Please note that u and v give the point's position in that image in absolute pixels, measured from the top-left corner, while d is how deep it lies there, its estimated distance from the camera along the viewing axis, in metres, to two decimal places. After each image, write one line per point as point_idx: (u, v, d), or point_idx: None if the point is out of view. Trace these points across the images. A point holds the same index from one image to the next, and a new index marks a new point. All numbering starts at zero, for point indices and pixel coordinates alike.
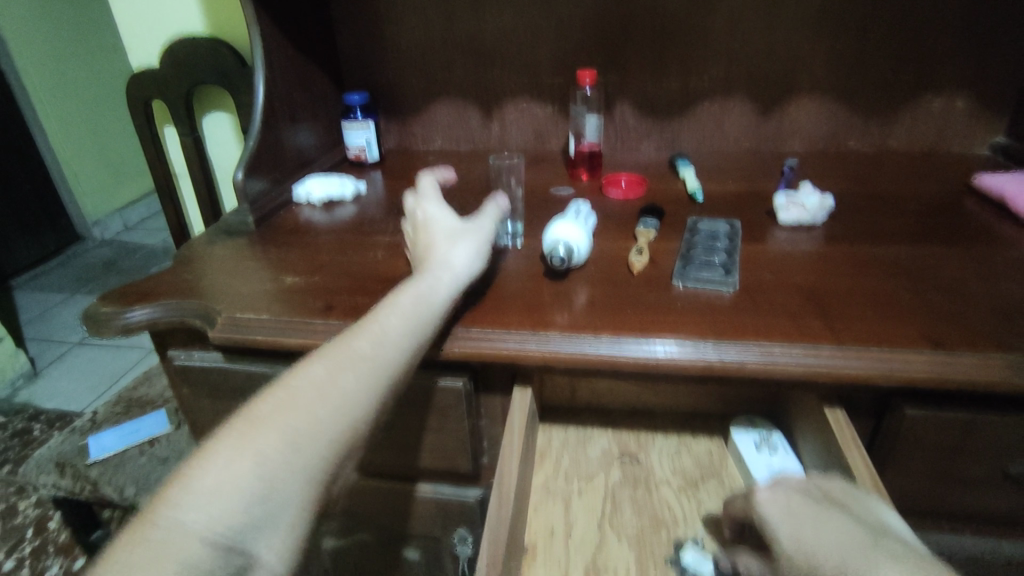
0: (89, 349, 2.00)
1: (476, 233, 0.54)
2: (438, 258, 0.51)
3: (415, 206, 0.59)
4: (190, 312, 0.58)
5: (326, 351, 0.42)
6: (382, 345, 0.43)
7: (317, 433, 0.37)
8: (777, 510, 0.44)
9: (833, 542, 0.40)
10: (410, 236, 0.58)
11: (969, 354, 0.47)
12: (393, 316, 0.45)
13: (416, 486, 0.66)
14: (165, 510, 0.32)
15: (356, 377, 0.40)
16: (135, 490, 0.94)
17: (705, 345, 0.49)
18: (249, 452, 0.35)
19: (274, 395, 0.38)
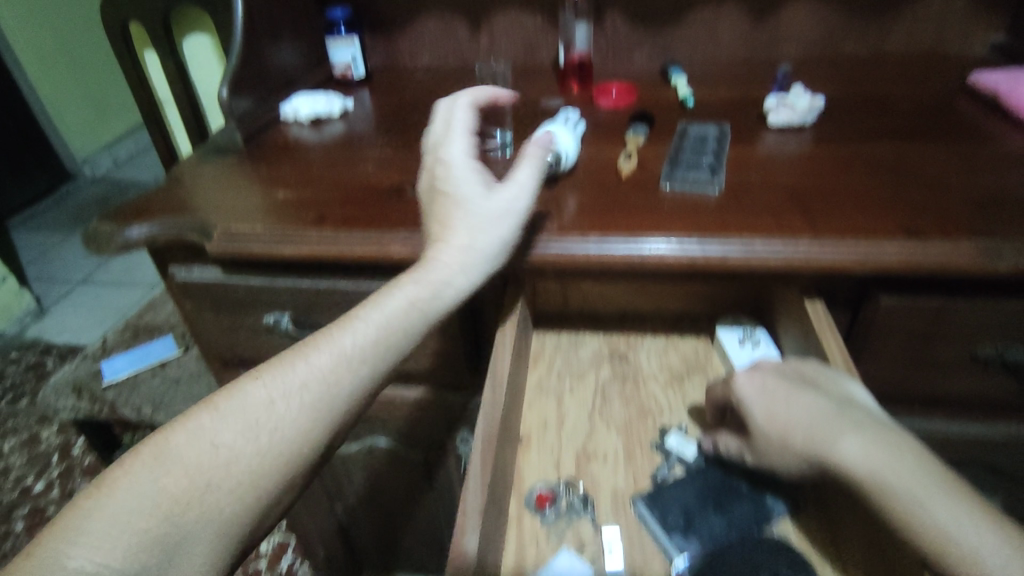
0: (92, 286, 2.02)
1: (502, 218, 0.48)
2: (455, 248, 0.47)
3: (445, 151, 0.51)
4: (187, 227, 0.59)
5: (272, 368, 0.42)
6: (347, 366, 0.42)
7: (231, 471, 0.37)
8: (754, 394, 0.47)
9: (804, 414, 0.43)
10: (424, 185, 0.51)
11: (942, 241, 0.48)
12: (373, 326, 0.43)
13: (416, 391, 0.70)
14: (57, 543, 0.33)
15: (294, 404, 0.40)
16: (152, 409, 0.98)
17: (689, 241, 0.51)
18: (156, 486, 0.36)
19: (194, 423, 0.39)
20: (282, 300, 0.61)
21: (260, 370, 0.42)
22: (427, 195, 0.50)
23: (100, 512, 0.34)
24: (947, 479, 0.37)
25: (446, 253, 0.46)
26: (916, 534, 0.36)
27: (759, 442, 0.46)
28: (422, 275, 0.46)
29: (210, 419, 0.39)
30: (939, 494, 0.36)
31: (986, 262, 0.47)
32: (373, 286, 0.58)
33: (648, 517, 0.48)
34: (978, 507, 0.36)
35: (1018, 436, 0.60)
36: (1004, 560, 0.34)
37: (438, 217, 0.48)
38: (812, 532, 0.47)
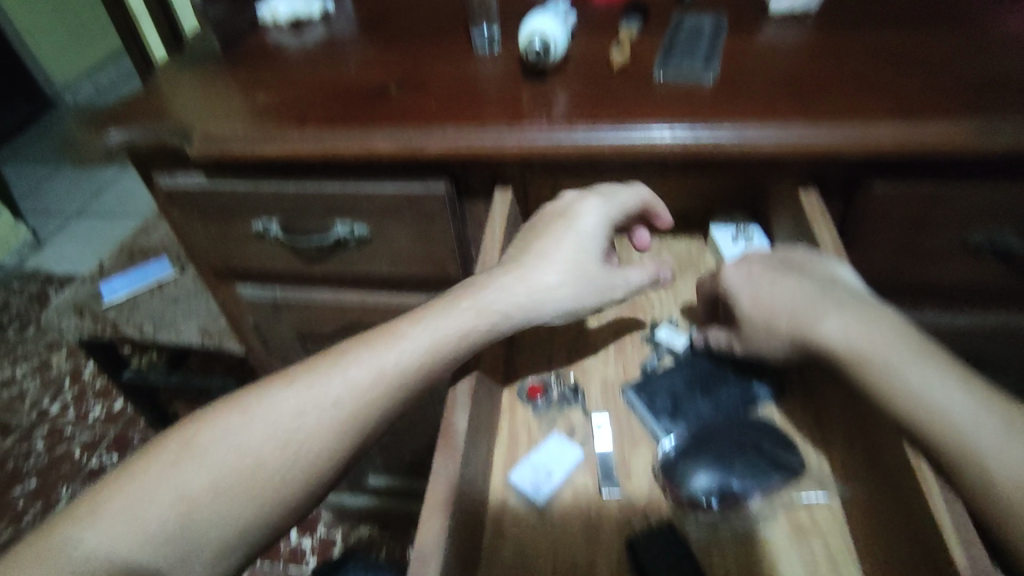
0: (87, 217, 2.00)
1: (585, 271, 0.49)
2: (533, 290, 0.47)
3: (592, 202, 0.51)
4: (166, 131, 0.57)
5: (312, 377, 0.45)
6: (381, 386, 0.44)
7: (250, 479, 0.42)
8: (741, 281, 0.47)
9: (787, 297, 0.44)
10: (549, 210, 0.52)
11: (941, 121, 0.47)
12: (420, 348, 0.45)
13: (412, 297, 0.70)
14: (89, 518, 0.39)
15: (319, 422, 0.44)
16: (154, 327, 1.00)
17: (680, 127, 0.50)
18: (175, 483, 0.41)
19: (223, 424, 0.44)
20: (270, 205, 0.60)
21: (296, 377, 0.45)
22: (545, 230, 0.50)
23: (125, 498, 0.40)
24: (924, 349, 0.38)
25: (523, 291, 0.47)
26: (895, 401, 0.37)
27: (746, 330, 0.47)
28: (487, 307, 0.46)
29: (240, 422, 0.44)
30: (915, 362, 0.37)
31: (983, 140, 0.46)
32: (362, 187, 0.57)
33: (636, 403, 0.50)
34: (954, 372, 0.37)
35: (1008, 324, 0.60)
36: (977, 416, 0.35)
37: (540, 252, 0.49)
38: (799, 416, 0.48)
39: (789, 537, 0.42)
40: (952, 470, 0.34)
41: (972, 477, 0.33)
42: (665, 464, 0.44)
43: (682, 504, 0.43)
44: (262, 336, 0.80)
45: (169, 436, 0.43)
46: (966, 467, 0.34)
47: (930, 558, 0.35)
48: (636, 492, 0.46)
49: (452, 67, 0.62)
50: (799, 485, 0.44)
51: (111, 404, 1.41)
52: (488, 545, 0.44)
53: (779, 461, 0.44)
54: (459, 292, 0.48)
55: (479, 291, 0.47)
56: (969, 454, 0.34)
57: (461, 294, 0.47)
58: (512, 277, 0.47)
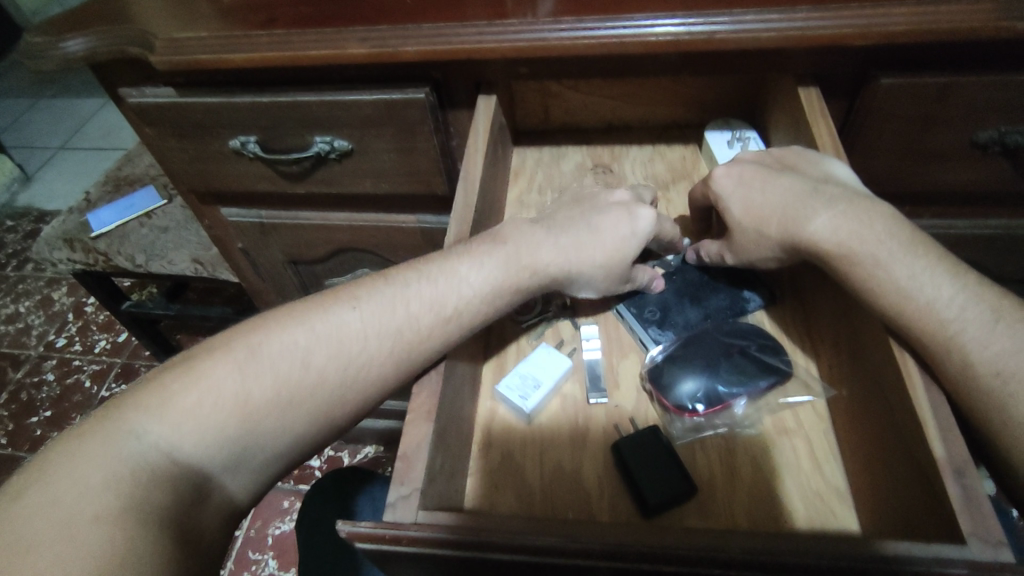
0: (74, 149, 1.96)
1: (618, 257, 0.46)
2: (582, 262, 0.46)
3: (649, 208, 0.48)
4: (126, 39, 0.54)
5: (376, 296, 0.41)
6: (444, 328, 0.41)
7: (310, 394, 0.38)
8: (731, 186, 0.45)
9: (778, 198, 0.42)
10: (611, 199, 0.50)
11: (957, 2, 0.43)
12: (484, 286, 0.42)
13: (400, 216, 0.69)
14: (140, 415, 0.34)
15: (384, 344, 0.39)
16: (146, 258, 0.99)
17: (673, 18, 0.46)
18: (236, 385, 0.36)
19: (286, 334, 0.39)
20: (244, 120, 0.57)
21: (364, 299, 0.41)
22: (597, 210, 0.48)
23: (184, 395, 0.35)
24: (916, 245, 0.37)
25: (574, 256, 0.45)
26: (884, 298, 0.36)
27: (735, 236, 0.45)
28: (541, 266, 0.45)
29: (304, 334, 0.39)
30: (906, 259, 0.36)
31: (1004, 20, 0.42)
32: (338, 98, 0.54)
33: (625, 312, 0.49)
34: (948, 270, 0.36)
35: (1010, 228, 0.59)
36: (964, 311, 0.34)
37: (594, 226, 0.47)
38: (786, 321, 0.48)
39: (771, 435, 0.43)
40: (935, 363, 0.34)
41: (953, 370, 0.33)
42: (651, 370, 0.44)
43: (668, 410, 0.43)
44: (252, 260, 0.79)
45: (231, 336, 0.39)
46: (949, 360, 0.33)
47: (908, 446, 0.35)
48: (623, 399, 0.46)
49: None
50: (785, 388, 0.44)
51: (116, 336, 1.43)
52: (477, 451, 0.45)
53: (767, 364, 0.43)
54: (519, 241, 0.45)
55: (537, 249, 0.45)
56: (952, 347, 0.34)
57: (522, 244, 0.45)
58: (566, 240, 0.46)
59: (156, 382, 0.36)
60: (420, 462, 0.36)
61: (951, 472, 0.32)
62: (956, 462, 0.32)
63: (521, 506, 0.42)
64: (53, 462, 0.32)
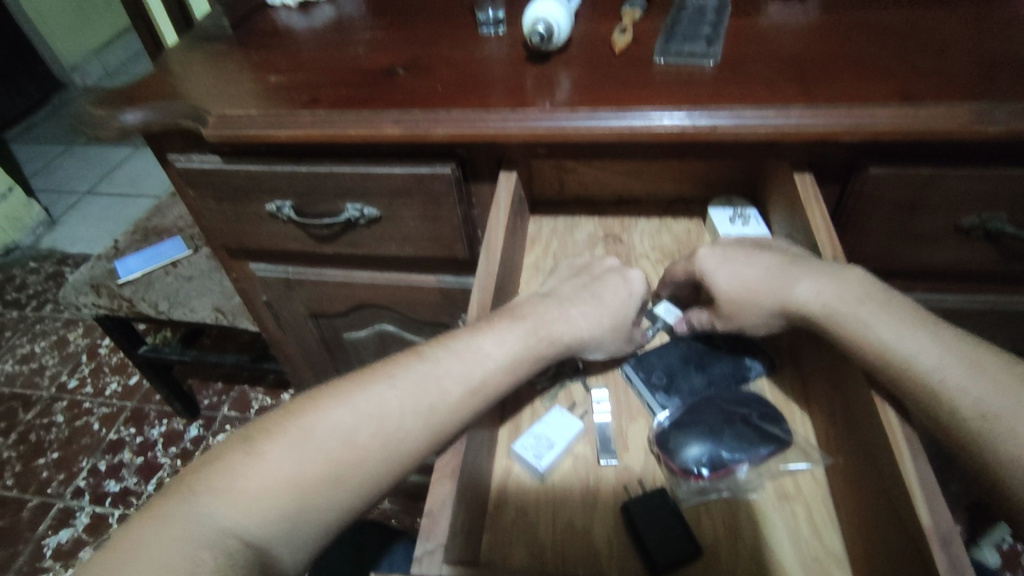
0: (99, 194, 2.04)
1: (620, 319, 0.51)
2: (592, 328, 0.50)
3: (639, 271, 0.54)
4: (181, 112, 0.59)
5: (410, 370, 0.44)
6: (472, 402, 0.44)
7: (357, 469, 0.40)
8: (715, 259, 0.50)
9: (762, 270, 0.47)
10: (602, 267, 0.55)
11: (936, 105, 0.48)
12: (507, 357, 0.46)
13: (421, 276, 0.72)
14: (209, 500, 0.37)
15: (421, 419, 0.42)
16: (169, 305, 1.03)
17: (679, 112, 0.51)
18: (293, 466, 0.39)
19: (331, 413, 0.41)
20: (283, 186, 0.62)
21: (398, 377, 0.43)
22: (598, 278, 0.53)
23: (246, 478, 0.38)
24: (889, 304, 0.42)
25: (583, 324, 0.50)
26: (873, 353, 0.40)
27: (724, 306, 0.49)
28: (557, 336, 0.48)
29: (348, 413, 0.41)
30: (884, 317, 0.41)
31: (978, 124, 0.47)
32: (372, 170, 0.59)
33: (634, 377, 0.52)
34: (921, 325, 0.40)
35: (998, 303, 0.62)
36: (941, 359, 0.38)
37: (596, 293, 0.52)
38: (786, 390, 0.51)
39: (774, 501, 0.45)
40: (924, 409, 0.38)
41: (943, 412, 0.37)
42: (659, 433, 0.47)
43: (675, 473, 0.46)
44: (275, 313, 0.83)
45: (283, 416, 0.41)
46: (937, 404, 0.37)
47: (897, 513, 0.37)
48: (632, 461, 0.48)
49: (459, 49, 0.64)
50: (786, 455, 0.47)
51: (128, 379, 1.46)
52: (493, 509, 0.47)
53: (768, 433, 0.46)
54: (535, 316, 0.49)
55: (552, 320, 0.49)
56: (937, 392, 0.37)
57: (540, 318, 0.49)
58: (576, 310, 0.50)
59: (219, 464, 0.39)
60: (444, 518, 0.39)
61: (938, 540, 0.34)
62: (942, 531, 0.34)
63: (534, 563, 0.44)
64: (136, 550, 0.34)
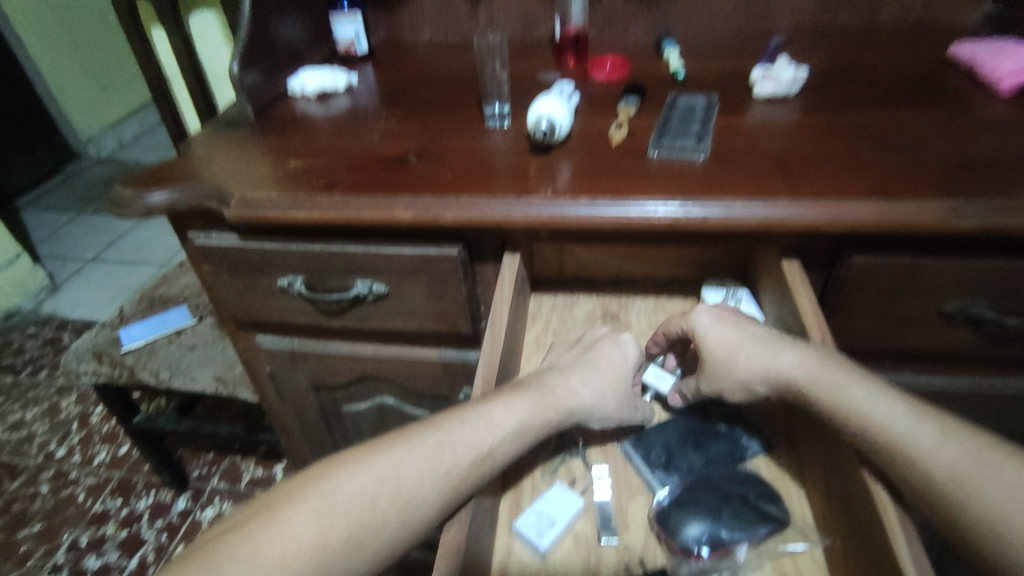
0: (104, 261, 2.08)
1: (621, 385, 0.53)
2: (595, 395, 0.52)
3: (630, 335, 0.57)
4: (204, 194, 0.63)
5: (428, 437, 0.46)
6: (482, 470, 0.45)
7: (374, 535, 0.41)
8: (704, 317, 0.53)
9: (749, 336, 0.51)
10: (591, 335, 0.58)
11: (909, 201, 0.52)
12: (515, 425, 0.47)
13: (424, 350, 0.74)
14: (233, 563, 0.38)
15: (437, 486, 0.44)
16: (170, 374, 1.04)
17: (673, 203, 0.55)
18: (316, 531, 0.40)
19: (354, 479, 0.43)
20: (296, 263, 0.65)
21: (413, 444, 0.45)
22: (595, 346, 0.56)
23: (269, 544, 0.39)
24: (866, 376, 0.45)
25: (583, 391, 0.51)
26: (853, 419, 0.43)
27: (710, 367, 0.52)
28: (560, 404, 0.50)
29: (370, 478, 0.43)
30: (861, 383, 0.44)
31: (949, 219, 0.51)
32: (382, 250, 0.62)
33: (633, 455, 0.53)
34: (896, 397, 0.44)
35: (983, 385, 0.64)
36: (916, 429, 0.41)
37: (594, 361, 0.54)
38: (782, 468, 0.52)
39: None
40: (903, 476, 0.40)
41: (922, 478, 0.40)
42: (659, 512, 0.47)
43: (675, 552, 0.46)
44: (277, 384, 0.84)
45: (307, 482, 0.43)
46: (915, 469, 0.40)
47: None
48: (632, 540, 0.49)
49: (467, 139, 0.69)
50: (784, 535, 0.47)
51: (117, 448, 1.44)
52: None
53: (765, 513, 0.47)
54: (538, 387, 0.50)
55: (554, 390, 0.51)
56: (915, 458, 0.40)
57: (543, 388, 0.50)
58: (575, 379, 0.52)
59: (244, 529, 0.40)
60: None
61: None
62: None
63: None
64: None
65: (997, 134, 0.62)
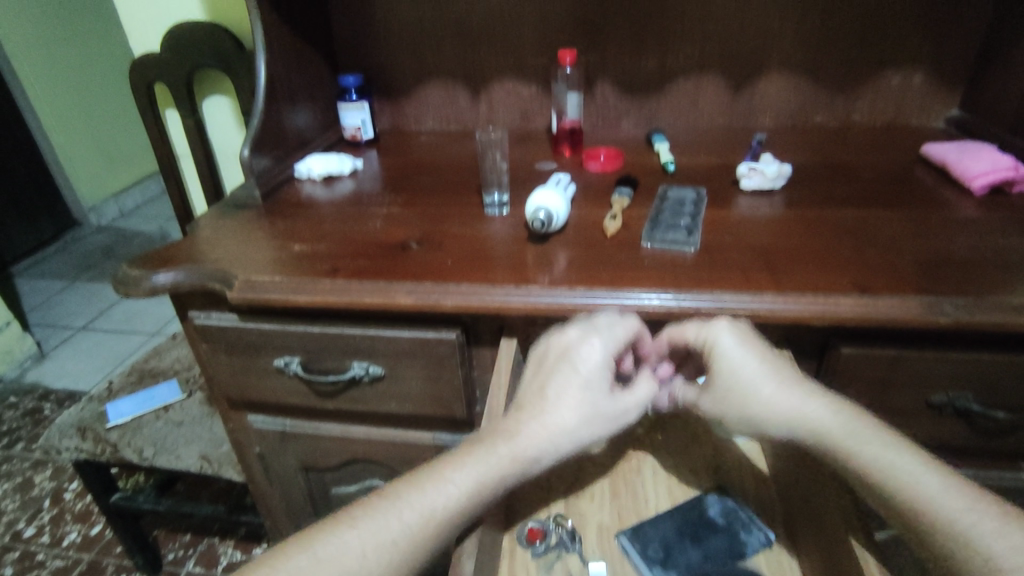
0: (95, 330, 2.06)
1: (591, 415, 0.50)
2: (558, 435, 0.49)
3: (592, 343, 0.52)
4: (209, 275, 0.65)
5: (372, 509, 0.46)
6: (433, 532, 0.45)
7: None
8: (724, 338, 0.51)
9: (774, 370, 0.50)
10: (551, 349, 0.54)
11: (890, 296, 0.54)
12: (467, 482, 0.47)
13: (418, 433, 0.74)
14: None
15: (383, 555, 0.44)
16: (155, 451, 1.01)
17: (666, 294, 0.57)
18: None
19: (294, 562, 0.43)
20: (293, 344, 0.66)
21: (360, 518, 0.45)
22: (551, 373, 0.52)
23: None
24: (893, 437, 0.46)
25: (545, 431, 0.49)
26: (871, 470, 0.45)
27: (720, 390, 0.51)
28: (520, 451, 0.48)
29: (309, 560, 0.43)
30: (892, 445, 0.45)
31: (930, 315, 0.53)
32: (380, 332, 0.63)
33: (631, 549, 0.52)
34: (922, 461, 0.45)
35: (977, 477, 0.64)
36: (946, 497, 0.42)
37: (551, 395, 0.50)
38: (784, 565, 0.51)
39: None
40: (917, 533, 0.42)
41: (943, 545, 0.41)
42: None
43: None
44: (265, 465, 0.82)
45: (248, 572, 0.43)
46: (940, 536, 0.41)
47: None
48: None
49: (467, 226, 0.71)
50: None
51: (90, 528, 1.37)
52: None
53: None
54: (495, 436, 0.49)
55: (513, 436, 0.48)
56: (938, 523, 0.42)
57: (499, 439, 0.48)
58: (535, 422, 0.49)
59: None
60: None
61: None
62: None
63: None
64: None
65: (972, 233, 0.65)
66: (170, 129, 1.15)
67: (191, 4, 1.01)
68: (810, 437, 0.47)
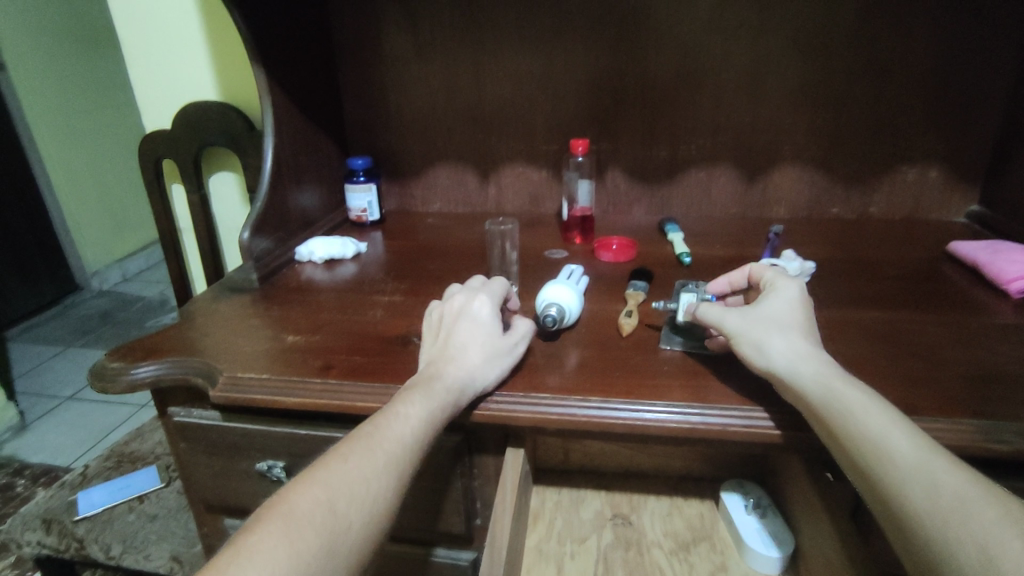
0: (81, 400, 1.99)
1: (495, 353, 0.54)
2: (470, 370, 0.52)
3: (480, 301, 0.57)
4: (194, 369, 0.60)
5: (358, 441, 0.45)
6: (413, 453, 0.46)
7: (343, 538, 0.41)
8: (793, 286, 0.54)
9: (810, 322, 0.51)
10: (437, 314, 0.58)
11: (938, 419, 0.49)
12: (419, 413, 0.48)
13: (409, 549, 0.67)
14: None
15: (383, 477, 0.44)
16: (122, 549, 0.93)
17: (689, 408, 0.52)
18: (287, 550, 0.38)
19: (311, 494, 0.41)
20: (278, 448, 0.60)
21: (350, 450, 0.44)
22: (450, 330, 0.56)
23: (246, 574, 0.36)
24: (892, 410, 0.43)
25: (463, 366, 0.52)
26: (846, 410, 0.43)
27: (757, 314, 0.52)
28: (449, 380, 0.51)
29: (321, 489, 0.42)
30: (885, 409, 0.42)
31: (985, 441, 0.48)
32: None
33: None
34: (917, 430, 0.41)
35: None
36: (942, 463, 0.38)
37: (456, 342, 0.54)
38: None
39: None
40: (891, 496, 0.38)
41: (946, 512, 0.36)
42: None
43: None
44: None
45: (261, 514, 0.40)
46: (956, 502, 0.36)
47: None
48: None
49: None
50: None
51: None
52: None
53: None
54: (425, 377, 0.51)
55: (438, 373, 0.51)
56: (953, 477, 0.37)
57: (434, 377, 0.51)
58: (452, 362, 0.52)
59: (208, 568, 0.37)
60: None
61: None
62: None
63: None
64: None
65: (1015, 341, 0.60)
66: (175, 203, 1.13)
67: (204, 84, 1.02)
68: (807, 368, 0.46)
